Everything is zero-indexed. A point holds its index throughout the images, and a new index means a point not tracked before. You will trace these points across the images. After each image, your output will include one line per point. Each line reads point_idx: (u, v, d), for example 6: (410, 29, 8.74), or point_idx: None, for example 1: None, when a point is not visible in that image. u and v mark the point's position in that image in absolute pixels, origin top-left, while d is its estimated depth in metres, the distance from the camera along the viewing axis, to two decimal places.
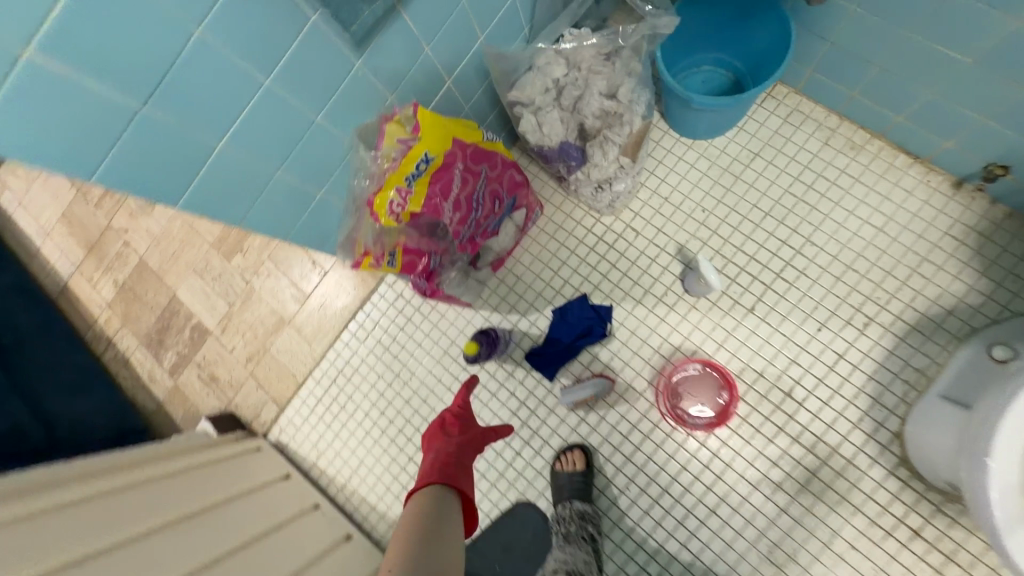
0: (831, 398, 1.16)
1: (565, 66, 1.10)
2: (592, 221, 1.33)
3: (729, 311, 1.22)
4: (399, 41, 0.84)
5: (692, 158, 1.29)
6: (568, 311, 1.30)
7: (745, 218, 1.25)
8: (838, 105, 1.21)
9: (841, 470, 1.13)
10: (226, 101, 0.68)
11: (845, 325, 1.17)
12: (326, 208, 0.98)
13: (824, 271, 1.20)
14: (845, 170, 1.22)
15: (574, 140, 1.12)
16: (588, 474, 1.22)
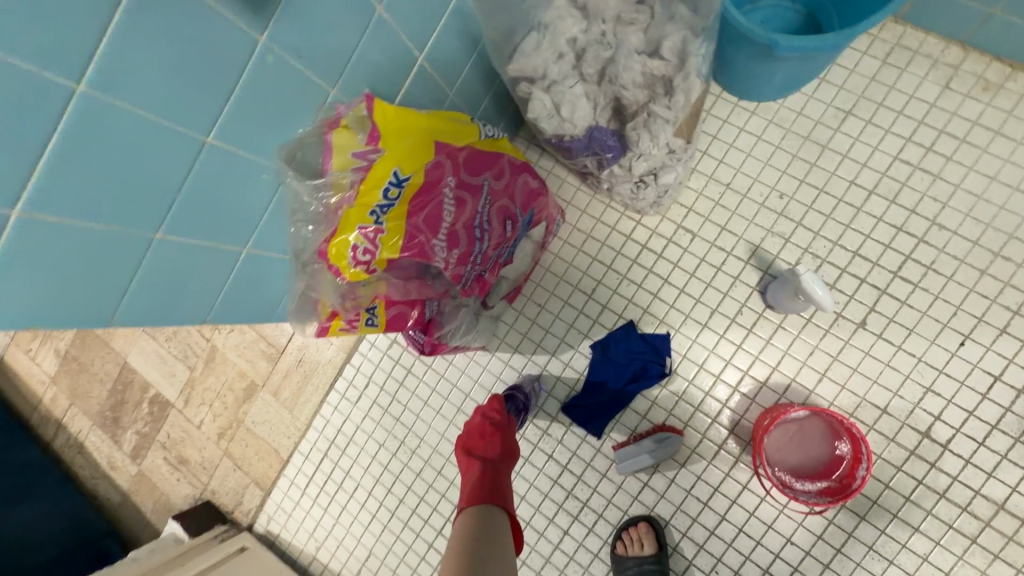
0: (988, 436, 0.85)
1: (584, 18, 0.76)
2: (631, 224, 1.01)
3: (833, 328, 0.91)
4: (330, 2, 0.53)
5: (758, 128, 0.97)
6: (611, 346, 1.00)
7: (842, 201, 0.92)
8: (963, 33, 0.89)
9: (1013, 532, 0.84)
10: (9, 129, 0.39)
11: (999, 335, 0.86)
12: (256, 263, 0.69)
13: (960, 263, 0.88)
14: (978, 121, 0.89)
15: (607, 123, 0.81)
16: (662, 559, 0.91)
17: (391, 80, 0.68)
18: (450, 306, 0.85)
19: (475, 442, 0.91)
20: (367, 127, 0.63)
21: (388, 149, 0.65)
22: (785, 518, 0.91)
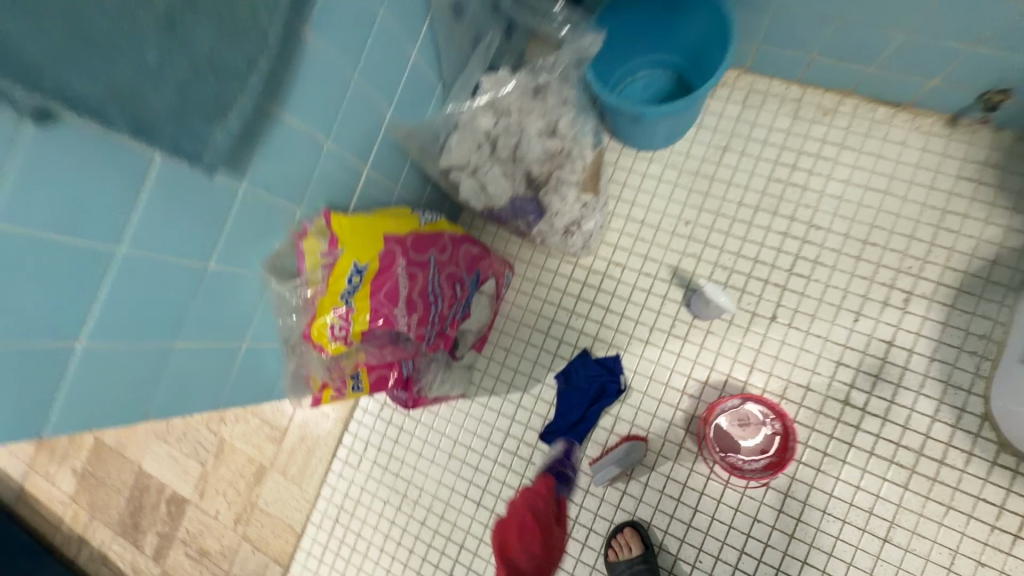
0: (895, 394, 1.00)
1: (493, 113, 0.95)
2: (570, 266, 1.18)
3: (752, 326, 1.07)
4: (289, 148, 0.70)
5: (658, 171, 1.16)
6: (573, 374, 1.14)
7: (735, 219, 1.11)
8: (797, 74, 1.09)
9: (935, 473, 0.97)
10: (70, 289, 0.53)
11: (884, 307, 1.02)
12: (257, 356, 0.82)
13: (840, 254, 1.05)
14: (827, 139, 1.09)
15: (525, 193, 0.99)
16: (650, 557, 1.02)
17: (343, 190, 0.85)
18: (424, 363, 0.99)
19: (512, 541, 1.12)
20: (328, 235, 0.78)
21: (345, 246, 0.79)
22: (747, 499, 1.02)
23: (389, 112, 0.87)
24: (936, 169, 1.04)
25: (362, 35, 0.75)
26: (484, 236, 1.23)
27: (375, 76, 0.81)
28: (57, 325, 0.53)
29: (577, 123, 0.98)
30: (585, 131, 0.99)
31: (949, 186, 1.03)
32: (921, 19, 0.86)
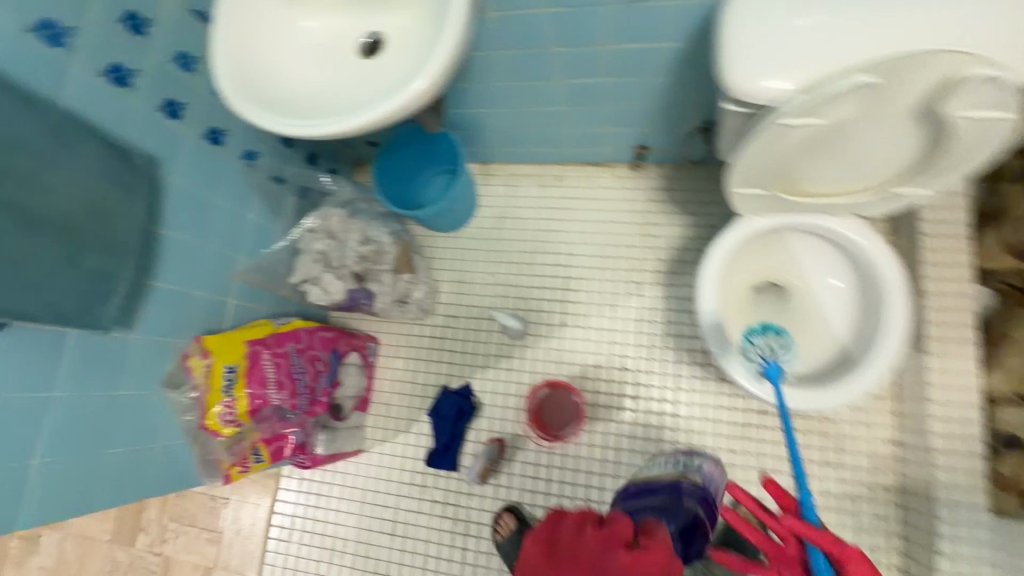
0: (653, 353, 1.42)
1: (320, 236, 1.34)
2: (417, 327, 1.55)
3: (549, 334, 1.47)
4: (166, 304, 1.04)
5: (463, 243, 1.58)
6: (439, 408, 1.46)
7: (520, 264, 1.54)
8: (530, 157, 1.56)
9: (691, 399, 1.37)
10: (27, 427, 0.85)
11: (628, 297, 1.46)
12: (172, 453, 1.13)
13: (592, 269, 1.50)
14: (564, 194, 1.57)
15: (355, 286, 1.35)
16: (522, 526, 1.34)
17: (215, 319, 1.18)
18: (309, 427, 1.29)
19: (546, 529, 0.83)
20: (202, 350, 1.09)
21: (217, 354, 1.09)
22: (579, 459, 1.39)
23: (241, 258, 1.23)
24: (636, 197, 1.52)
25: (204, 219, 1.11)
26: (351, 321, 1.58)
27: (223, 241, 1.17)
28: (21, 452, 0.85)
29: (381, 229, 1.40)
30: (389, 232, 1.40)
31: (647, 206, 1.51)
32: (574, 119, 1.32)
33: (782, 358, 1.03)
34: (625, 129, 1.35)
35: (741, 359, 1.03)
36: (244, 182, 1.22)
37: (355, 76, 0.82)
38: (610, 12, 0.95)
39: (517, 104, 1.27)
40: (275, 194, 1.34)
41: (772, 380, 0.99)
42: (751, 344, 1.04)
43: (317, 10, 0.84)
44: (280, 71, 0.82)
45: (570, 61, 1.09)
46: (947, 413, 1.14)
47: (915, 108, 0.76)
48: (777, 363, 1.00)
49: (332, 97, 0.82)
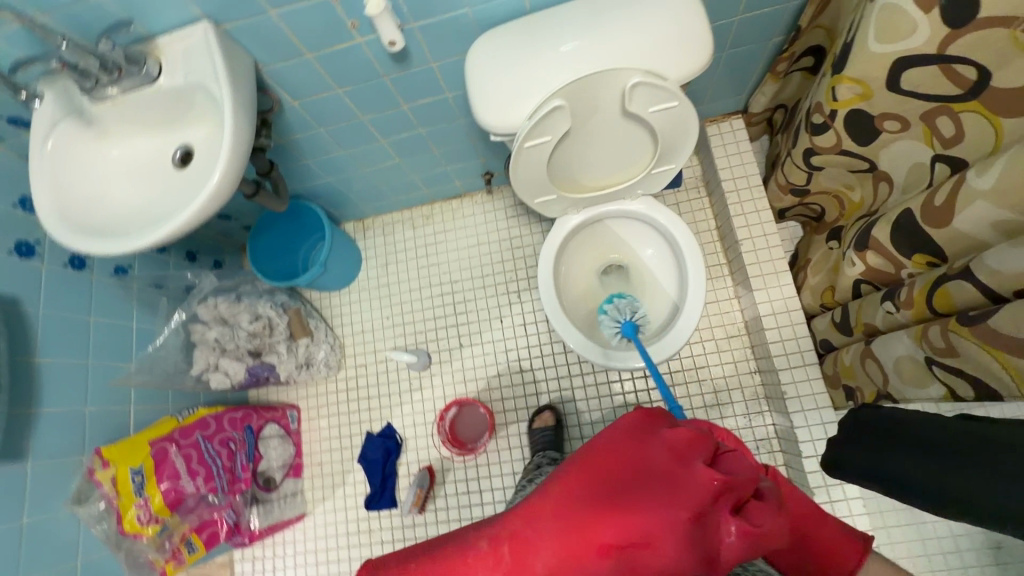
0: (544, 350, 1.56)
1: (206, 324, 1.40)
2: (332, 384, 1.64)
3: (450, 357, 1.60)
4: (57, 427, 1.12)
5: (357, 297, 1.70)
6: (367, 452, 1.55)
7: (412, 301, 1.67)
8: (398, 205, 1.71)
9: (586, 381, 1.52)
10: None
11: (512, 306, 1.61)
12: (94, 564, 1.18)
13: (475, 290, 1.64)
14: (436, 230, 1.71)
15: (256, 361, 1.46)
16: None
17: (117, 429, 1.25)
18: (239, 505, 1.34)
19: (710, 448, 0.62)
20: (102, 460, 1.15)
21: (118, 461, 1.15)
22: (503, 463, 1.50)
23: (131, 363, 1.30)
24: (498, 217, 1.68)
25: (82, 339, 1.19)
26: (269, 396, 1.66)
27: (108, 354, 1.24)
28: None
29: (269, 304, 1.50)
30: (276, 305, 1.51)
31: (509, 223, 1.67)
32: (415, 164, 1.47)
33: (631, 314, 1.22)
34: (462, 164, 1.51)
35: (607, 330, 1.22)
36: (117, 295, 1.28)
37: (168, 186, 0.94)
38: (391, 81, 1.09)
39: (357, 164, 1.40)
40: (153, 296, 1.38)
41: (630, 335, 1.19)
42: (611, 308, 1.24)
43: (124, 140, 0.96)
44: (103, 198, 0.94)
45: (379, 123, 1.23)
46: (780, 335, 1.33)
47: (617, 110, 0.92)
48: (629, 322, 1.20)
49: (155, 210, 0.93)
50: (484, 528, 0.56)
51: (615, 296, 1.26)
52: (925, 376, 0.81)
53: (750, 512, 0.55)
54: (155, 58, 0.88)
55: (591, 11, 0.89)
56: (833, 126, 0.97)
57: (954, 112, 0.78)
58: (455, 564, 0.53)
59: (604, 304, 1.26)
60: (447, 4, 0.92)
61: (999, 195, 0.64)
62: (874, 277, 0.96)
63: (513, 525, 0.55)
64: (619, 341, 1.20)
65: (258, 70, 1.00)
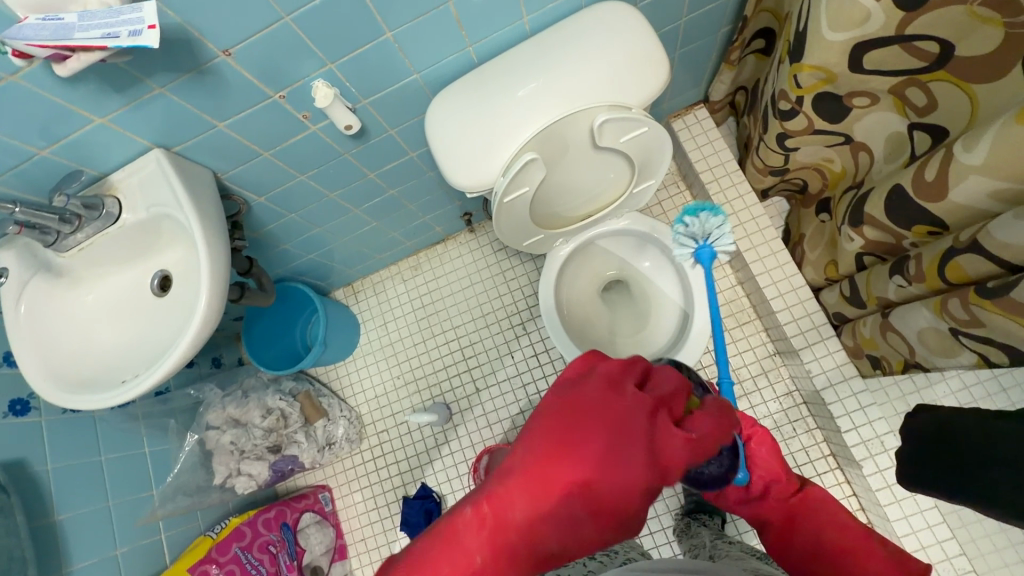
0: (561, 376, 1.54)
1: (218, 430, 1.37)
2: (358, 457, 1.61)
3: (471, 404, 1.57)
4: None
5: (364, 363, 1.67)
6: (407, 518, 1.46)
7: (420, 355, 1.64)
8: (384, 263, 1.68)
9: None
10: None
11: (520, 339, 1.59)
12: None
13: (480, 330, 1.62)
14: (427, 278, 1.69)
15: (278, 456, 1.42)
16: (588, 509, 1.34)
17: (153, 562, 1.21)
18: None
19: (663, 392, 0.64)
20: None
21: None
22: None
23: (154, 491, 1.25)
24: (485, 253, 1.66)
25: (98, 480, 1.14)
26: (297, 482, 1.62)
27: (127, 488, 1.20)
28: None
29: (277, 394, 1.46)
30: (285, 394, 1.48)
31: (498, 257, 1.65)
32: (393, 223, 1.44)
33: (719, 240, 1.09)
34: (439, 212, 1.49)
35: (683, 240, 1.10)
36: (126, 429, 1.24)
37: (154, 317, 0.91)
38: (353, 157, 1.07)
39: (336, 236, 1.38)
40: (160, 418, 1.33)
41: (704, 263, 1.11)
42: (685, 227, 1.09)
43: (98, 282, 0.93)
44: (88, 347, 0.90)
45: (349, 196, 1.21)
46: (792, 315, 1.31)
47: (588, 143, 0.90)
48: (709, 249, 1.10)
49: (145, 347, 0.90)
50: (469, 499, 0.58)
51: (701, 209, 1.08)
52: (953, 346, 0.80)
53: (690, 429, 0.62)
54: (113, 196, 0.86)
55: (541, 53, 0.87)
56: (802, 111, 0.96)
57: (923, 82, 0.78)
58: (444, 534, 0.55)
59: (684, 213, 1.10)
60: (395, 75, 0.90)
61: (994, 169, 0.63)
62: (876, 249, 0.95)
63: (489, 488, 0.58)
64: (683, 257, 1.12)
65: (219, 180, 0.97)
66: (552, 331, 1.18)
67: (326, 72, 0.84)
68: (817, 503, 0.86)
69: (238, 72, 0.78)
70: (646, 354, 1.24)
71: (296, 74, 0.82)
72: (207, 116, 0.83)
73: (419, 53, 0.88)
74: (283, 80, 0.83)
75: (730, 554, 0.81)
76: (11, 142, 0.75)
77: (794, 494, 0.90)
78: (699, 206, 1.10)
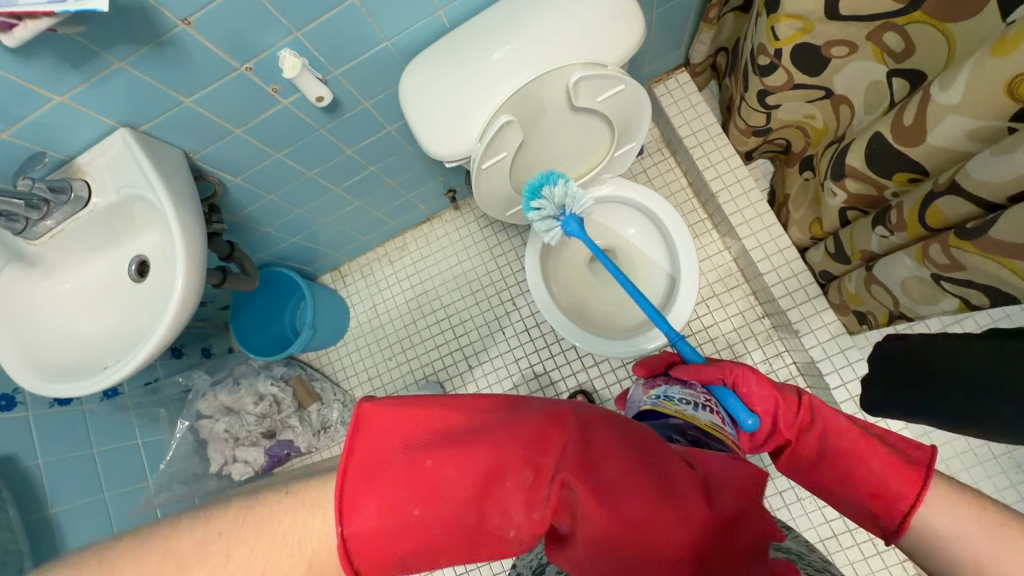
0: (553, 350, 1.54)
1: (211, 418, 1.36)
2: None
3: (465, 382, 1.57)
4: None
5: (355, 347, 1.67)
6: None
7: (411, 337, 1.64)
8: (370, 245, 1.66)
9: (602, 370, 1.50)
10: None
11: (511, 315, 1.58)
12: None
13: (471, 308, 1.61)
14: (415, 259, 1.67)
15: (271, 442, 1.42)
16: None
17: None
18: None
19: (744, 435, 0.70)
20: None
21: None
22: None
23: (149, 481, 1.25)
24: (472, 230, 1.65)
25: (90, 472, 1.13)
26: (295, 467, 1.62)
27: (120, 479, 1.19)
28: None
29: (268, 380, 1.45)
30: (276, 380, 1.47)
31: (485, 233, 1.64)
32: (375, 203, 1.43)
33: (575, 202, 1.00)
34: (422, 189, 1.47)
35: (542, 225, 1.01)
36: (115, 420, 1.23)
37: (134, 302, 0.90)
38: (328, 132, 1.05)
39: (318, 218, 1.36)
40: (150, 408, 1.32)
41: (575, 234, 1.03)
42: (538, 212, 0.99)
43: (74, 270, 0.92)
44: (68, 337, 0.89)
45: (329, 174, 1.19)
46: (779, 276, 1.31)
47: (565, 105, 0.89)
48: (571, 214, 1.01)
49: (127, 334, 0.89)
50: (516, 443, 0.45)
51: (542, 185, 0.98)
52: (936, 293, 0.80)
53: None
54: (82, 180, 0.84)
55: (513, 13, 0.85)
56: (781, 65, 0.94)
57: (900, 26, 0.77)
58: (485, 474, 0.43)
59: (528, 197, 0.99)
60: (365, 43, 0.88)
61: (971, 107, 0.63)
62: (859, 203, 0.95)
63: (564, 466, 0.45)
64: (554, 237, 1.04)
65: (190, 160, 0.95)
66: (540, 304, 1.17)
67: (292, 41, 0.82)
68: (824, 413, 0.71)
69: (202, 43, 0.76)
70: (635, 321, 1.24)
71: (263, 43, 0.80)
72: (173, 91, 0.81)
73: (389, 20, 0.86)
74: (249, 51, 0.80)
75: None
76: None
77: (799, 412, 0.73)
78: (535, 179, 0.98)
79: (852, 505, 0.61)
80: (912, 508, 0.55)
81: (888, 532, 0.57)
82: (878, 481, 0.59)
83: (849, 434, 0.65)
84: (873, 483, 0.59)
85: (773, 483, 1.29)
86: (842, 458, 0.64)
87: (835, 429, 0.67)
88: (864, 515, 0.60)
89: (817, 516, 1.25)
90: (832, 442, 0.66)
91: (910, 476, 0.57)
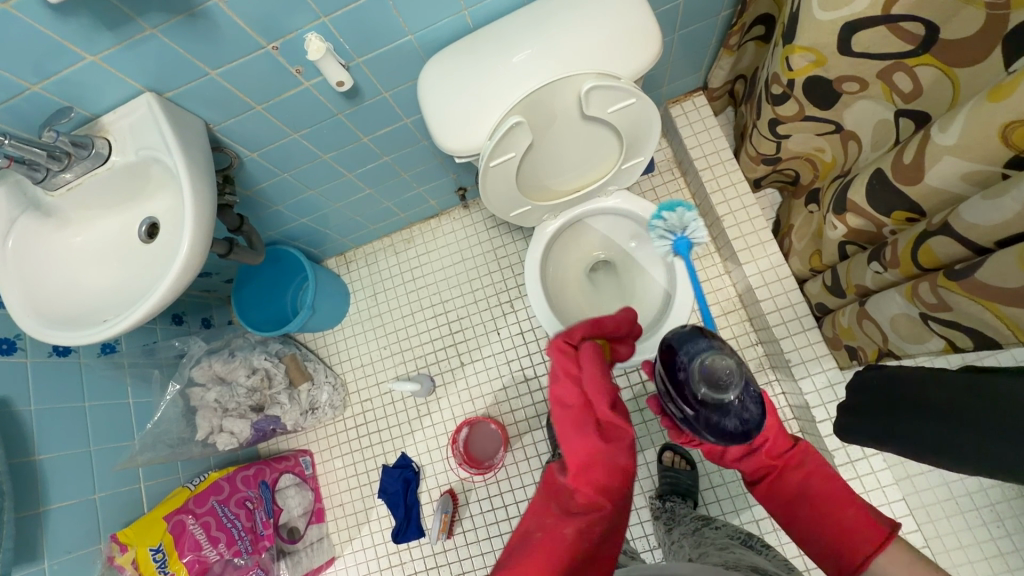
0: (546, 354, 1.55)
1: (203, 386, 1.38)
2: (342, 422, 1.62)
3: (456, 377, 1.59)
4: (67, 520, 1.09)
5: (351, 332, 1.69)
6: (384, 485, 1.51)
7: (407, 327, 1.66)
8: (377, 234, 1.69)
9: None
10: None
11: (507, 316, 1.60)
12: None
13: (468, 305, 1.63)
14: (418, 251, 1.70)
15: (260, 417, 1.44)
16: None
17: (131, 509, 1.23)
18: (266, 562, 1.32)
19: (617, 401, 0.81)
20: (118, 546, 1.15)
21: (136, 542, 1.15)
22: (523, 475, 1.48)
23: (135, 440, 1.27)
24: (477, 229, 1.67)
25: (80, 425, 1.16)
26: (279, 445, 1.64)
27: (108, 436, 1.22)
28: None
29: (263, 355, 1.48)
30: (271, 356, 1.49)
31: (490, 234, 1.66)
32: (385, 192, 1.44)
33: (691, 232, 1.13)
34: (434, 184, 1.50)
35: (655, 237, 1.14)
36: (108, 377, 1.25)
37: (138, 261, 0.93)
38: (346, 118, 1.07)
39: (328, 201, 1.38)
40: (145, 369, 1.34)
41: (682, 254, 1.13)
42: (663, 221, 1.13)
43: (85, 225, 0.95)
44: (69, 290, 0.91)
45: (343, 159, 1.22)
46: (776, 304, 1.32)
47: (576, 113, 0.91)
48: (685, 240, 1.13)
49: (126, 293, 0.92)
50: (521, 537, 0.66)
51: (678, 204, 1.12)
52: (923, 331, 0.81)
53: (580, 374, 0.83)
54: (103, 138, 0.87)
55: (535, 19, 0.87)
56: (793, 95, 0.96)
57: (910, 67, 0.78)
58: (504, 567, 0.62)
59: (660, 209, 1.14)
60: (388, 34, 0.90)
61: (966, 150, 0.64)
62: (858, 237, 0.96)
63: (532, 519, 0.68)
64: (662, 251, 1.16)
65: (210, 131, 0.98)
66: (537, 305, 1.19)
67: (319, 25, 0.85)
68: (810, 455, 0.75)
69: (232, 19, 0.79)
70: None
71: (290, 25, 0.83)
72: (200, 62, 0.84)
73: (414, 14, 0.89)
74: (276, 31, 0.83)
75: (714, 541, 0.87)
76: (4, 75, 0.76)
77: (789, 446, 0.76)
78: (669, 203, 1.14)
79: (816, 541, 0.69)
80: (866, 559, 0.64)
81: (844, 570, 0.66)
82: (850, 525, 0.67)
83: (833, 484, 0.71)
84: (842, 529, 0.67)
85: (751, 511, 1.31)
86: (823, 505, 0.69)
87: (819, 475, 0.72)
88: (823, 553, 0.69)
89: (791, 547, 1.27)
90: (816, 485, 0.72)
91: (874, 530, 0.65)
